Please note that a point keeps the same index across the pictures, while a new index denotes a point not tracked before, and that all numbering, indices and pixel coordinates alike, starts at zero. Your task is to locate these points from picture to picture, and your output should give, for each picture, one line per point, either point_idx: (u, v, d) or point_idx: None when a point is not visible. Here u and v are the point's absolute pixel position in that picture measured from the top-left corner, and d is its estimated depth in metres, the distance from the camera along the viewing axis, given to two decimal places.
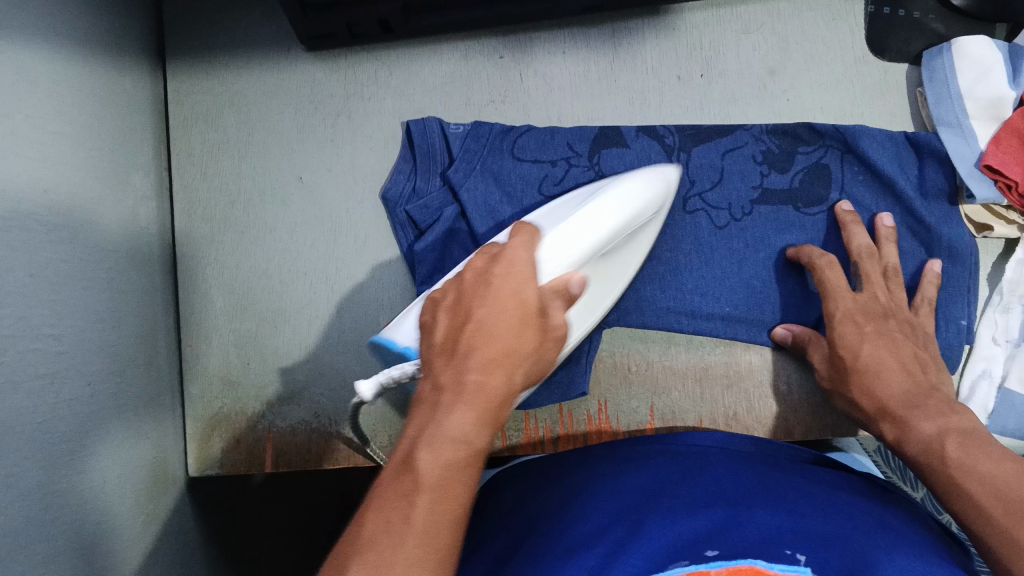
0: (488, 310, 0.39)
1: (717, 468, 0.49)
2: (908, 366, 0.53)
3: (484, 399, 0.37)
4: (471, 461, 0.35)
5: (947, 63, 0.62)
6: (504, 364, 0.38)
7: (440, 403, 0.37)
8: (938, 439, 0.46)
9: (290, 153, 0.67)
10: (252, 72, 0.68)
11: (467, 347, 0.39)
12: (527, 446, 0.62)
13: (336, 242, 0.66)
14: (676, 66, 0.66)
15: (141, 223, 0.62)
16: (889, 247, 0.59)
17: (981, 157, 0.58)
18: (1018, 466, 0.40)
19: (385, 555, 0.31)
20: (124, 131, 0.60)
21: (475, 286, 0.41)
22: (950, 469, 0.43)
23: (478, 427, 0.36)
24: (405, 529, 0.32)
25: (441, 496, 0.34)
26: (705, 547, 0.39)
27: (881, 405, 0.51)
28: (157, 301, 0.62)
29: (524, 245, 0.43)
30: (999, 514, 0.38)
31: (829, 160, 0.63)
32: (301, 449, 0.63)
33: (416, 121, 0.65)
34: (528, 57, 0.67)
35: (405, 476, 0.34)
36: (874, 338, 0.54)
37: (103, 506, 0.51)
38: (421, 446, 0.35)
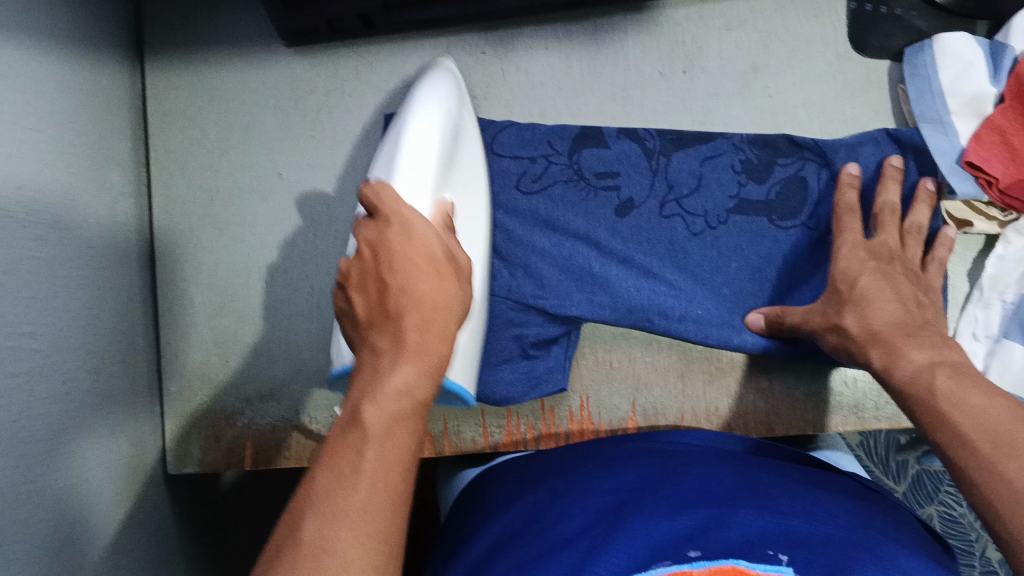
0: (408, 273, 0.39)
1: (702, 467, 0.48)
2: (906, 300, 0.51)
3: (427, 354, 0.36)
4: (415, 413, 0.35)
5: (930, 59, 0.62)
6: (436, 322, 0.38)
7: (380, 363, 0.36)
8: (927, 368, 0.44)
9: (270, 149, 0.66)
10: (232, 67, 0.67)
11: (398, 305, 0.38)
12: (509, 444, 0.63)
13: (316, 237, 0.65)
14: (658, 63, 0.66)
15: (119, 220, 0.61)
16: (920, 206, 0.58)
17: (962, 153, 0.59)
18: (1008, 405, 0.39)
19: (338, 505, 0.30)
20: (100, 126, 0.60)
21: (388, 251, 0.40)
22: (939, 401, 0.42)
23: (422, 379, 0.36)
24: (355, 476, 0.31)
25: (391, 445, 0.33)
26: (688, 546, 0.40)
27: (870, 330, 0.50)
28: (135, 297, 0.62)
29: (410, 210, 0.42)
30: (987, 448, 0.37)
31: (807, 172, 0.62)
32: (280, 446, 0.63)
33: (396, 116, 0.64)
34: (510, 52, 0.66)
35: (349, 431, 0.33)
36: (874, 274, 0.53)
37: (82, 506, 0.50)
38: (365, 403, 0.34)
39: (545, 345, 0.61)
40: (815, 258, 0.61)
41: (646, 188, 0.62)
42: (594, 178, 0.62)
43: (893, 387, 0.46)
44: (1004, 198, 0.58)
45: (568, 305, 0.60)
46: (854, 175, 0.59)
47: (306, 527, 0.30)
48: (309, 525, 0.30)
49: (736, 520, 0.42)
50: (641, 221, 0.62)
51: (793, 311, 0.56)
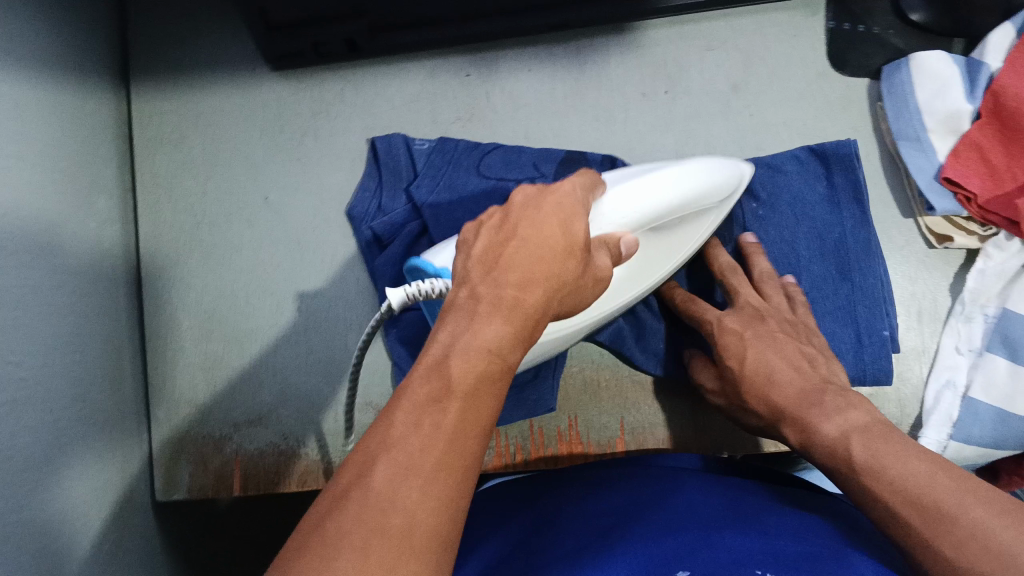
0: (534, 238, 0.37)
1: (689, 494, 0.49)
2: (796, 362, 0.53)
3: (521, 314, 0.34)
4: (503, 375, 0.32)
5: (906, 79, 0.63)
6: (544, 286, 0.35)
7: (476, 312, 0.34)
8: (842, 441, 0.44)
9: (256, 173, 0.67)
10: (218, 93, 0.68)
11: (509, 260, 0.36)
12: (500, 466, 0.62)
13: (302, 260, 0.65)
14: (640, 83, 0.66)
15: (106, 245, 0.61)
16: (759, 259, 0.60)
17: (939, 170, 0.60)
18: (931, 472, 0.39)
19: (412, 458, 0.28)
20: (86, 152, 0.60)
21: (523, 214, 0.39)
22: (862, 476, 0.42)
23: (513, 345, 0.33)
24: (436, 435, 0.29)
25: (476, 405, 0.31)
26: (677, 565, 0.40)
27: (772, 407, 0.51)
28: (122, 323, 0.62)
29: (566, 194, 0.40)
30: (924, 526, 0.37)
31: (776, 186, 0.63)
32: (269, 471, 0.62)
33: (380, 138, 0.65)
34: (494, 75, 0.67)
35: (436, 379, 0.31)
36: (755, 345, 0.54)
37: (68, 534, 0.50)
38: (453, 354, 0.32)
39: (534, 366, 0.61)
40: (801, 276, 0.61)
41: None
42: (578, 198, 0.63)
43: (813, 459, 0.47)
44: (983, 213, 0.59)
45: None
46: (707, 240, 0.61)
47: (377, 472, 0.28)
48: (380, 471, 0.28)
49: (721, 543, 0.42)
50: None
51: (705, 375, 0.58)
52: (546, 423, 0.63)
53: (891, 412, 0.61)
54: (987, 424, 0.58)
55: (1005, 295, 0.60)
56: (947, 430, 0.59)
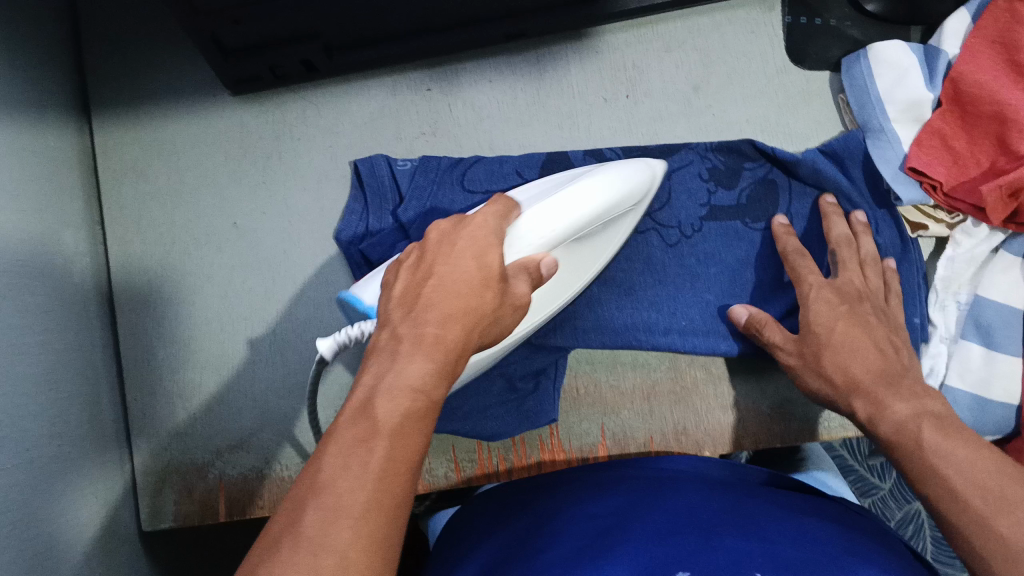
0: (451, 272, 0.40)
1: (684, 498, 0.48)
2: (881, 346, 0.53)
3: (440, 348, 0.37)
4: (429, 410, 0.35)
5: (865, 70, 0.63)
6: (463, 318, 0.38)
7: (397, 353, 0.37)
8: (913, 419, 0.47)
9: (223, 200, 0.67)
10: (180, 121, 0.68)
11: (426, 302, 0.39)
12: (483, 477, 0.63)
13: (274, 284, 0.65)
14: (601, 88, 0.66)
15: (76, 280, 0.61)
16: (867, 239, 0.59)
17: (905, 160, 0.59)
18: (994, 461, 0.43)
19: (342, 499, 0.30)
20: (52, 189, 0.60)
21: (437, 256, 0.42)
22: (926, 453, 0.45)
23: (436, 380, 0.36)
24: (363, 474, 0.31)
25: (401, 442, 0.33)
26: (677, 567, 0.39)
27: (854, 380, 0.51)
28: (97, 357, 0.62)
29: (487, 220, 0.43)
30: (981, 504, 0.41)
31: (775, 175, 0.63)
32: (253, 495, 0.62)
33: (363, 160, 0.65)
34: (454, 88, 0.67)
35: (362, 422, 0.33)
36: (849, 320, 0.54)
37: (57, 571, 0.50)
38: (378, 396, 0.35)
39: (533, 378, 0.62)
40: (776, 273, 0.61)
41: None
42: None
43: (881, 434, 0.48)
44: (950, 201, 0.59)
45: (557, 334, 0.61)
46: (786, 226, 0.60)
47: (307, 516, 0.30)
48: (312, 514, 0.30)
49: (721, 545, 0.41)
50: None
51: (770, 334, 0.56)
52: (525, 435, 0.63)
53: None
54: (964, 410, 0.58)
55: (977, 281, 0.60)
56: None
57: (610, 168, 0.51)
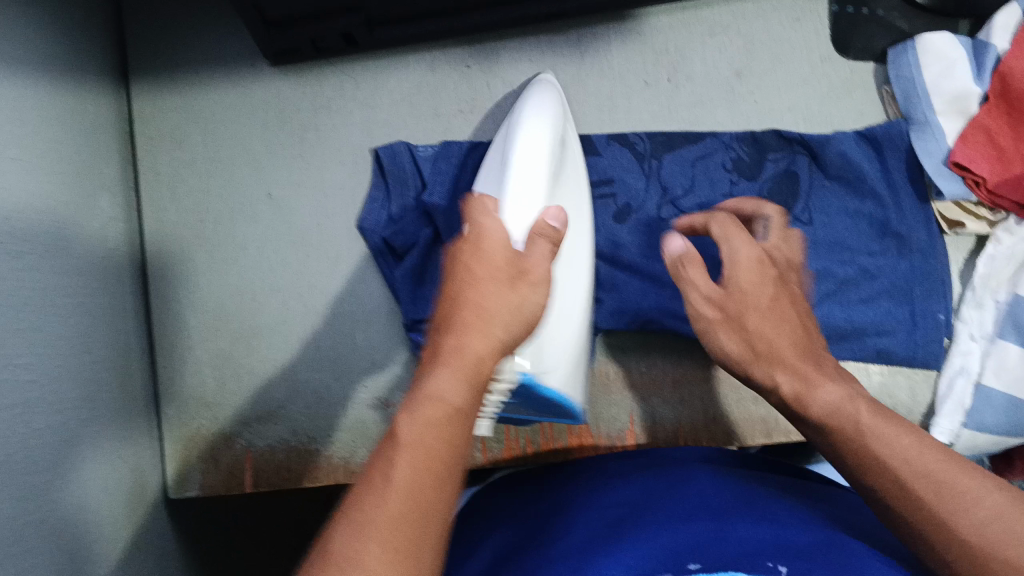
0: (468, 269, 0.39)
1: (700, 485, 0.48)
2: (803, 321, 0.45)
3: (467, 352, 0.35)
4: (456, 416, 0.33)
5: (913, 62, 0.62)
6: (489, 317, 0.36)
7: (423, 364, 0.36)
8: (849, 401, 0.40)
9: (259, 170, 0.66)
10: (218, 89, 0.67)
11: (447, 308, 0.38)
12: (509, 458, 0.63)
13: (307, 256, 0.65)
14: (642, 71, 0.66)
15: (110, 245, 0.61)
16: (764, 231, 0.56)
17: (949, 154, 0.59)
18: (942, 451, 0.37)
19: (366, 516, 0.30)
20: (88, 153, 0.60)
21: (464, 249, 0.40)
22: (864, 440, 0.38)
23: (464, 383, 0.34)
24: (386, 488, 0.30)
25: (426, 450, 0.32)
26: (688, 558, 0.38)
27: (775, 352, 0.43)
28: (129, 322, 0.62)
29: (491, 212, 0.42)
30: (929, 499, 0.35)
31: (798, 167, 0.63)
32: (279, 467, 0.63)
33: (383, 149, 0.65)
34: (494, 66, 0.66)
35: (388, 436, 0.33)
36: (778, 289, 0.45)
37: (83, 533, 0.51)
38: (404, 409, 0.33)
39: None
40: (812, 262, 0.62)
41: (641, 191, 0.63)
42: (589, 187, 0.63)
43: (811, 421, 0.41)
44: (992, 197, 0.59)
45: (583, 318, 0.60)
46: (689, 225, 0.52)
47: (336, 536, 0.29)
48: (338, 536, 0.29)
49: (733, 535, 0.41)
50: (641, 225, 0.63)
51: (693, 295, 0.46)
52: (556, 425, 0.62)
53: (902, 399, 0.62)
54: (999, 409, 0.58)
55: (1016, 279, 0.59)
56: (960, 417, 0.60)
57: (520, 127, 0.51)
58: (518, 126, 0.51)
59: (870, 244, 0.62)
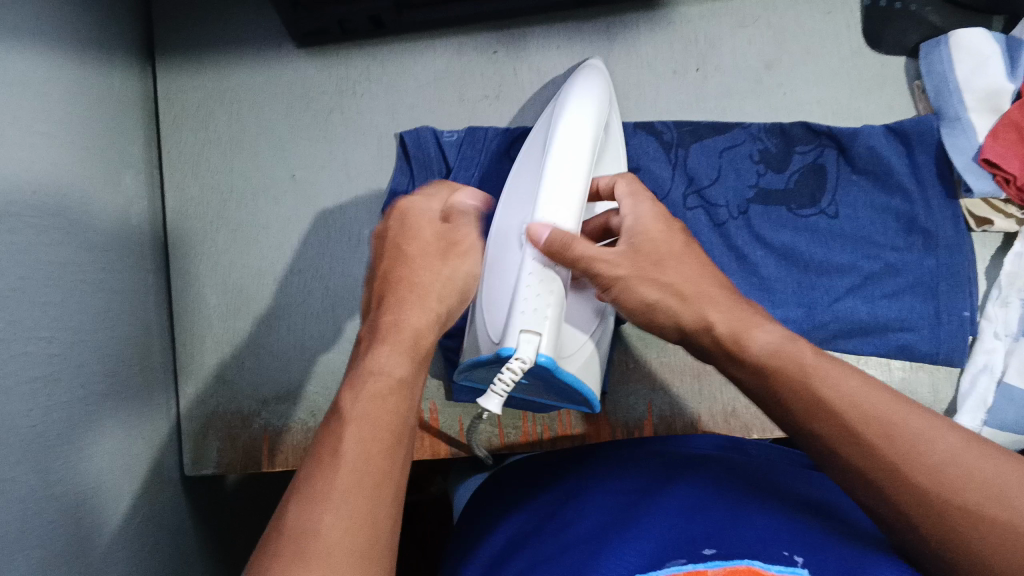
0: (399, 259, 0.43)
1: (713, 471, 0.47)
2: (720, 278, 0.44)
3: (400, 334, 0.38)
4: (398, 392, 0.36)
5: (945, 56, 0.61)
6: (412, 297, 0.41)
7: (362, 350, 0.38)
8: (791, 344, 0.38)
9: (283, 152, 0.66)
10: (244, 69, 0.67)
11: (382, 299, 0.41)
12: (526, 444, 0.63)
13: (329, 238, 0.65)
14: (671, 60, 0.65)
15: (133, 221, 0.61)
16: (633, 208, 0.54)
17: (979, 151, 0.59)
18: (888, 393, 0.35)
19: (320, 487, 0.31)
20: (114, 128, 0.60)
21: (400, 235, 0.46)
22: (811, 382, 0.36)
23: (399, 360, 0.37)
24: (336, 461, 0.32)
25: (370, 422, 0.34)
26: (702, 545, 0.38)
27: (692, 294, 0.42)
28: (150, 299, 0.62)
29: (424, 203, 0.47)
30: (877, 439, 0.33)
31: (825, 160, 0.63)
32: (299, 449, 0.62)
33: (408, 132, 0.64)
34: (521, 52, 0.66)
35: (335, 415, 0.35)
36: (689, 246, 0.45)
37: (99, 507, 0.51)
38: (347, 390, 0.36)
39: None
40: (835, 255, 0.61)
41: (667, 180, 0.63)
42: None
43: (748, 361, 0.39)
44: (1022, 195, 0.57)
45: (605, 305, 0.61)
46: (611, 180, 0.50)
47: (290, 510, 0.31)
48: (294, 509, 0.31)
49: (749, 521, 0.40)
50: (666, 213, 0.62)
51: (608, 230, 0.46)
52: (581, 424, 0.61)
53: (924, 396, 0.60)
54: (1021, 408, 0.57)
55: None
56: (982, 415, 0.58)
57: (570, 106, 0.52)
58: (567, 106, 0.52)
59: (895, 238, 0.61)
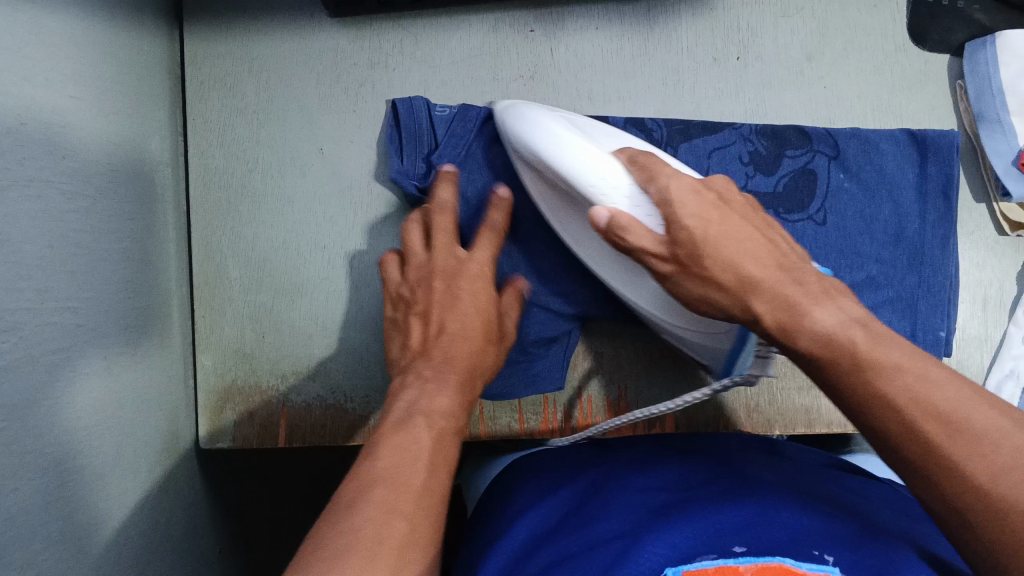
0: (460, 326, 0.53)
1: (744, 474, 0.46)
2: (775, 257, 0.45)
3: (461, 371, 0.51)
4: (451, 432, 0.46)
5: (990, 57, 0.60)
6: (469, 367, 0.52)
7: (428, 386, 0.49)
8: (842, 329, 0.40)
9: (311, 124, 0.65)
10: (273, 36, 0.65)
11: (443, 355, 0.52)
12: (546, 430, 0.64)
13: (355, 215, 0.64)
14: (711, 47, 0.64)
15: (157, 190, 0.60)
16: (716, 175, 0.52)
17: (1018, 156, 0.59)
18: (958, 387, 0.36)
19: (403, 478, 0.40)
20: (140, 94, 0.58)
21: (465, 296, 0.55)
22: (863, 371, 0.38)
23: (459, 407, 0.49)
24: (415, 460, 0.42)
25: (441, 444, 0.44)
26: (733, 542, 0.37)
27: (743, 279, 0.44)
28: (171, 269, 0.61)
29: (485, 258, 0.56)
30: (941, 436, 0.35)
31: (817, 165, 0.61)
32: (316, 424, 0.63)
33: (402, 101, 0.62)
34: (559, 32, 0.65)
35: (410, 426, 0.44)
36: (721, 215, 0.46)
37: (119, 478, 0.51)
38: (418, 412, 0.46)
39: (546, 344, 0.61)
40: (864, 252, 0.60)
41: None
42: None
43: (799, 347, 0.41)
44: None
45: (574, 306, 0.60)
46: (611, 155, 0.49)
47: (375, 490, 0.39)
48: (374, 492, 0.39)
49: (778, 519, 0.40)
50: None
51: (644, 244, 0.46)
52: (650, 414, 0.63)
53: None
54: None
55: None
56: None
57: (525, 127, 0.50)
58: (519, 130, 0.50)
59: (882, 250, 0.60)
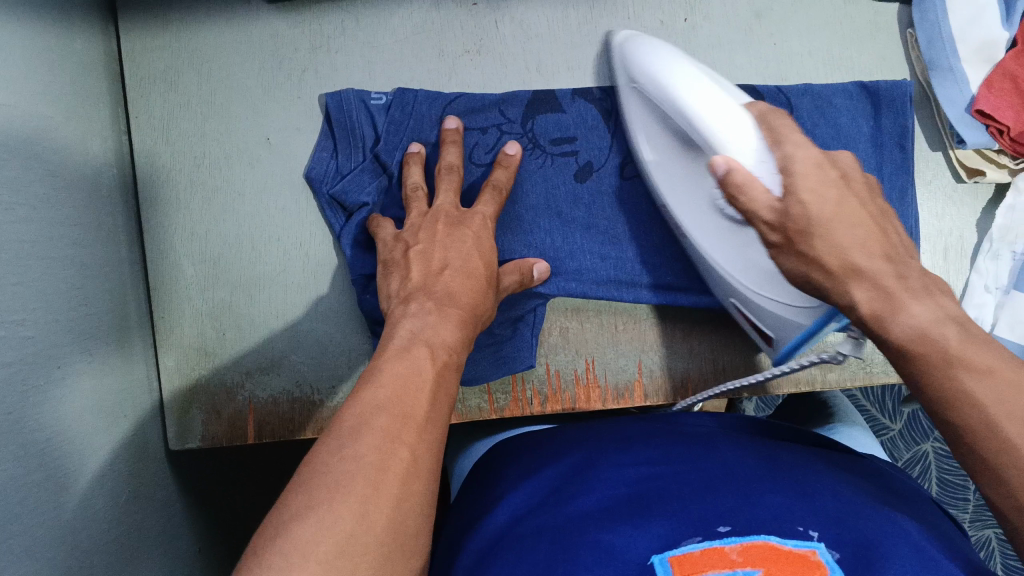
0: (461, 267, 0.51)
1: (724, 452, 0.46)
2: (883, 245, 0.43)
3: (459, 307, 0.48)
4: (453, 366, 0.43)
5: (939, 4, 0.60)
6: (469, 305, 0.49)
7: (432, 316, 0.46)
8: (936, 326, 0.39)
9: (256, 114, 0.64)
10: (212, 26, 0.64)
11: (445, 289, 0.49)
12: (515, 408, 0.63)
13: (308, 205, 0.63)
14: (659, 10, 0.64)
15: (103, 192, 0.58)
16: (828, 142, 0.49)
17: (973, 101, 0.58)
18: None
19: (410, 408, 0.37)
20: (79, 94, 0.57)
21: (459, 235, 0.53)
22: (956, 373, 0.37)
23: (460, 342, 0.46)
24: (421, 393, 0.39)
25: (442, 388, 0.41)
26: (717, 522, 0.37)
27: (851, 265, 0.42)
28: (124, 271, 0.60)
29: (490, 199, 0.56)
30: None
31: None
32: (283, 418, 0.62)
33: (331, 96, 0.62)
34: (503, 4, 0.64)
35: (411, 361, 0.41)
36: (839, 196, 0.44)
37: (86, 487, 0.50)
38: (418, 346, 0.42)
39: (511, 324, 0.61)
40: None
41: (605, 149, 0.62)
42: (550, 144, 0.61)
43: (890, 342, 0.40)
44: (1013, 144, 0.58)
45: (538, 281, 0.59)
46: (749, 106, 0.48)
47: (378, 419, 0.36)
48: (375, 425, 0.35)
49: (760, 499, 0.39)
50: (602, 184, 0.61)
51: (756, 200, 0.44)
52: (620, 387, 0.63)
53: None
54: None
55: None
56: None
57: (659, 73, 0.50)
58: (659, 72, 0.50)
59: None
